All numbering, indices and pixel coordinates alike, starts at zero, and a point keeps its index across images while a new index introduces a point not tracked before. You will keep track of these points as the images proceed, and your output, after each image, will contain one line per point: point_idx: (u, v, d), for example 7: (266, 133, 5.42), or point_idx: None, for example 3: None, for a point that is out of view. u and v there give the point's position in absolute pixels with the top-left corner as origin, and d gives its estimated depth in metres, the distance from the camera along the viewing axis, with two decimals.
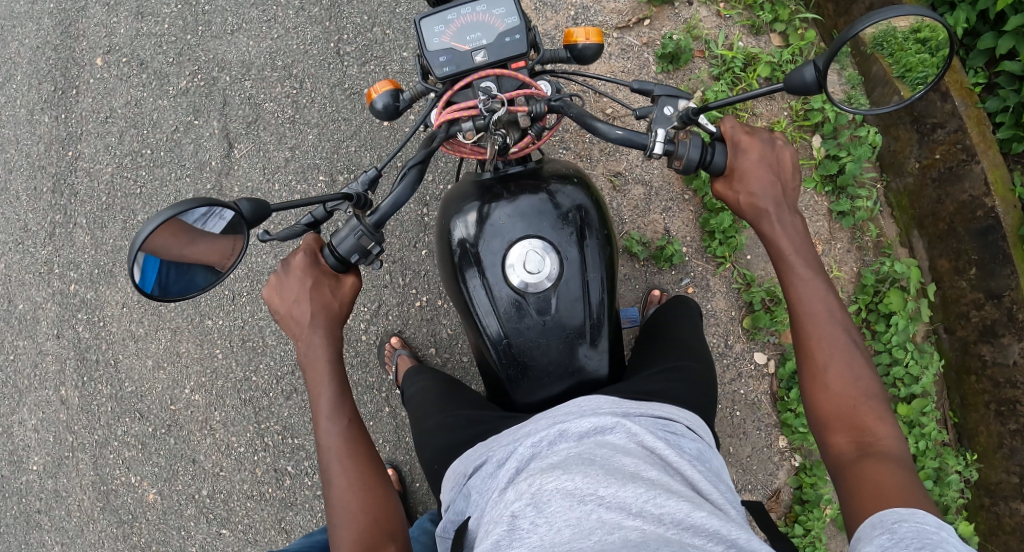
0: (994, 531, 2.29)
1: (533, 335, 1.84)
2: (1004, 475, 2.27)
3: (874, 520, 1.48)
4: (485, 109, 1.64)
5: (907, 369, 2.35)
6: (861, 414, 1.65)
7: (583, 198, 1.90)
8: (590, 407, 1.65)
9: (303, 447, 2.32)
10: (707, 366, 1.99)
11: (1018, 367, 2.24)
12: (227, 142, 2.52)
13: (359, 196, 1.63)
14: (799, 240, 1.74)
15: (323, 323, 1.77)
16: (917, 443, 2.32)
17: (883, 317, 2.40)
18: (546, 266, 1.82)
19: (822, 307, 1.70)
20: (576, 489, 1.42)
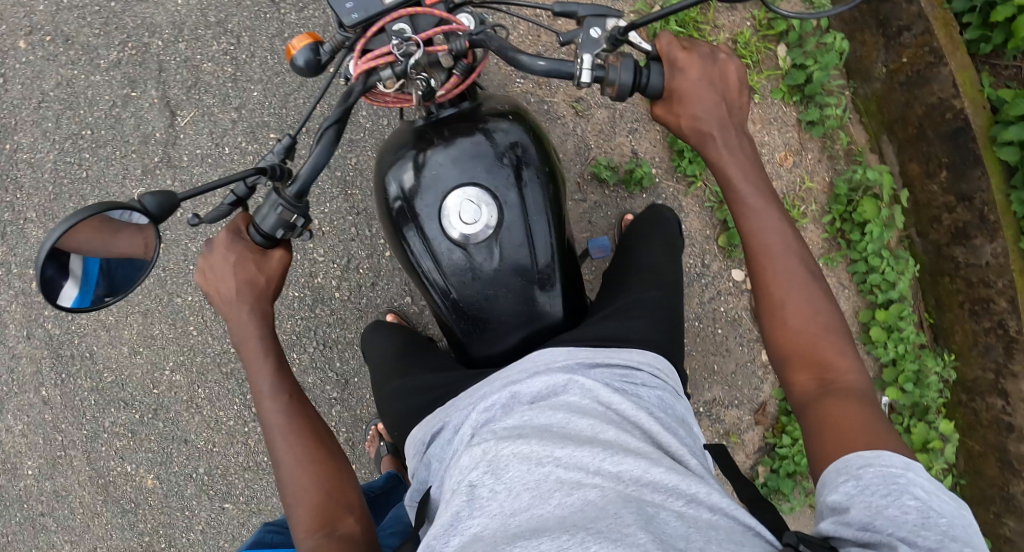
0: (973, 426, 2.34)
1: (482, 287, 1.80)
2: (980, 371, 2.33)
3: (838, 465, 1.44)
4: (401, 54, 1.54)
5: (884, 275, 2.37)
6: (820, 348, 1.59)
7: (521, 134, 1.81)
8: (545, 362, 1.66)
9: None
10: (668, 295, 1.94)
11: (991, 267, 2.28)
12: (169, 111, 2.40)
13: (274, 170, 1.48)
14: (751, 168, 1.65)
15: (251, 302, 1.66)
16: (897, 347, 2.35)
17: (857, 226, 2.40)
18: (485, 215, 1.74)
19: (775, 235, 1.63)
20: (534, 453, 1.47)
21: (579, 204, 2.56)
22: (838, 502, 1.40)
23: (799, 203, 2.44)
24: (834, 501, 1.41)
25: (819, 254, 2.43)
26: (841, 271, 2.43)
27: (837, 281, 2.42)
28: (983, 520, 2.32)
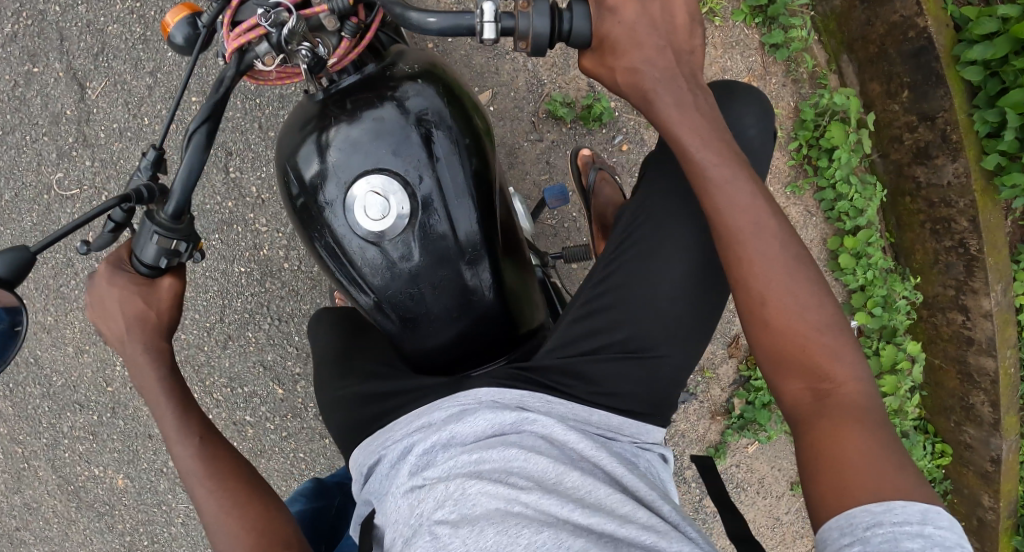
0: (933, 339, 2.42)
1: (405, 289, 1.50)
2: (940, 288, 2.37)
3: (840, 525, 1.14)
4: (271, 24, 1.25)
5: (852, 202, 2.35)
6: (816, 353, 1.26)
7: (438, 101, 1.50)
8: (488, 399, 1.43)
9: (256, 394, 2.30)
10: (688, 306, 1.52)
11: (952, 187, 2.27)
12: (77, 85, 2.16)
13: (138, 194, 1.23)
14: (707, 128, 1.31)
15: (143, 336, 1.39)
16: (865, 273, 2.37)
17: (825, 151, 2.35)
18: (396, 209, 1.44)
19: (749, 215, 1.28)
20: (496, 497, 1.27)
21: (535, 144, 2.45)
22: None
23: None
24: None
25: (786, 182, 2.39)
26: (808, 198, 2.40)
27: (804, 209, 2.40)
28: (945, 427, 2.42)
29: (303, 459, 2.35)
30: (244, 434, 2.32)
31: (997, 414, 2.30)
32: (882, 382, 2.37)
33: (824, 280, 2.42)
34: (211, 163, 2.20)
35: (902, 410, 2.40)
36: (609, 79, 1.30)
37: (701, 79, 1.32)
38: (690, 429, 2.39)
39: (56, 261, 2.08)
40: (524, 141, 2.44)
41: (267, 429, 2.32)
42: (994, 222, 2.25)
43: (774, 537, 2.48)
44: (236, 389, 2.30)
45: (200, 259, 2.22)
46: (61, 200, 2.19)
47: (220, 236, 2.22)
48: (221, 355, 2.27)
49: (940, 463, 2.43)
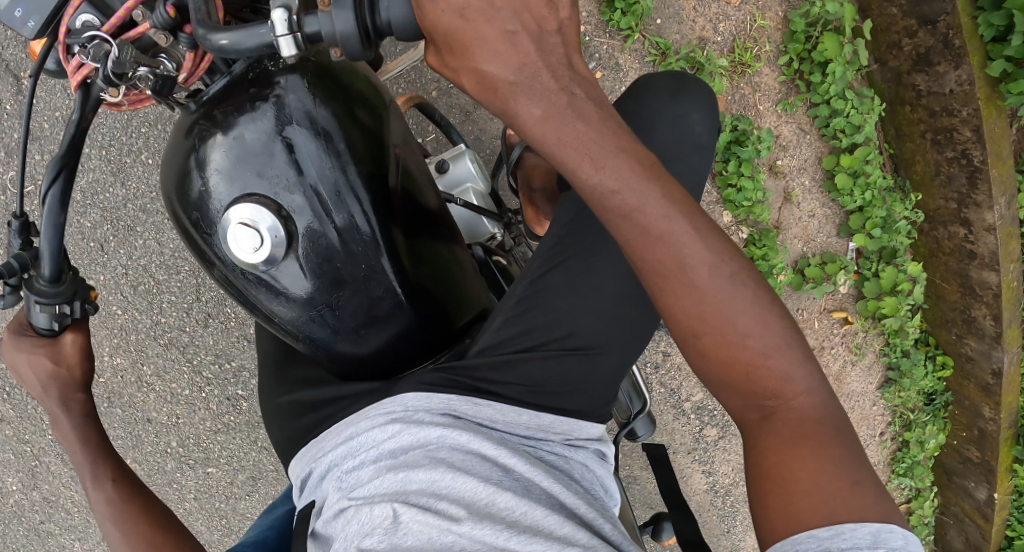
0: (933, 253, 2.29)
1: (302, 314, 1.28)
2: (942, 202, 2.21)
3: (785, 549, 1.03)
4: (93, 59, 1.07)
5: (848, 118, 1.99)
6: (759, 375, 1.11)
7: (309, 100, 1.23)
8: (416, 406, 1.29)
9: (244, 367, 2.09)
10: (627, 305, 1.36)
11: (955, 95, 2.08)
12: (12, 77, 2.02)
13: (10, 268, 1.13)
14: (613, 148, 1.05)
15: (53, 392, 1.29)
16: (864, 194, 2.05)
17: (818, 65, 1.97)
18: (272, 238, 1.19)
19: (669, 244, 1.07)
20: (426, 527, 1.15)
21: None
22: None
23: (751, 44, 1.97)
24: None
25: (775, 100, 2.00)
26: (800, 115, 2.02)
27: (797, 128, 2.01)
28: (946, 340, 2.35)
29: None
30: (238, 408, 2.14)
31: (999, 327, 2.23)
32: (880, 305, 2.13)
33: (819, 204, 2.07)
34: (161, 137, 1.93)
35: (902, 330, 2.26)
36: (461, 86, 1.04)
37: (580, 71, 1.04)
38: (686, 360, 2.08)
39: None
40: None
41: (262, 401, 2.13)
42: (998, 131, 2.08)
43: None
44: (224, 364, 2.09)
45: (166, 241, 1.99)
46: (19, 198, 2.08)
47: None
48: (204, 334, 2.06)
49: (941, 375, 2.39)
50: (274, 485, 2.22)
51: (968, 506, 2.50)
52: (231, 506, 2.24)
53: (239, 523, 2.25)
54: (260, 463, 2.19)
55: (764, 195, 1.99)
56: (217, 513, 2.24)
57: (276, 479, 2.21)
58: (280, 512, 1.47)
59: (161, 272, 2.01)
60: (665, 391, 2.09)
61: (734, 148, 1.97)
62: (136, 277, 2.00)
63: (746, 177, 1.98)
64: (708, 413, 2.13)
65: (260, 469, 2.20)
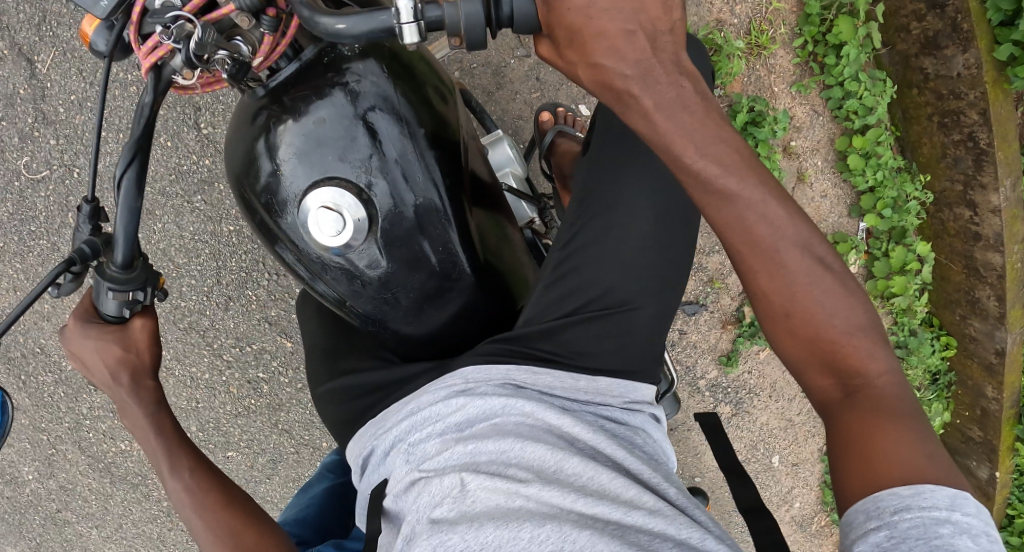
0: (938, 235, 2.32)
1: (375, 296, 1.29)
2: (948, 184, 2.24)
3: (866, 508, 1.03)
4: (174, 40, 1.05)
5: (861, 100, 2.01)
6: (842, 352, 1.12)
7: (386, 85, 1.24)
8: (477, 378, 1.31)
9: (265, 349, 2.09)
10: (667, 266, 1.38)
11: (963, 79, 2.12)
12: (25, 61, 1.89)
13: (83, 254, 1.14)
14: (704, 131, 1.07)
15: (125, 378, 1.30)
16: (876, 174, 2.07)
17: (833, 47, 1.99)
18: (354, 221, 1.19)
19: (764, 226, 1.11)
20: (496, 493, 1.18)
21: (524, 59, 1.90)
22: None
23: (767, 26, 1.99)
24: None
25: (791, 81, 2.03)
26: (814, 97, 2.04)
27: (810, 109, 2.04)
28: (949, 321, 2.39)
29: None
30: (259, 391, 2.13)
31: (1002, 308, 2.26)
32: (890, 285, 2.16)
33: (830, 183, 2.10)
34: (180, 120, 1.90)
35: (911, 310, 2.35)
36: (577, 79, 1.05)
37: (684, 63, 1.06)
38: (701, 339, 2.12)
39: (43, 247, 1.98)
40: (510, 59, 1.89)
41: (282, 384, 2.14)
42: (1005, 114, 2.11)
43: (786, 437, 2.25)
44: (244, 347, 2.09)
45: (186, 223, 1.97)
46: (32, 184, 1.95)
47: (204, 197, 1.96)
48: (225, 318, 2.05)
49: (944, 355, 2.43)
50: (294, 469, 2.22)
51: (970, 485, 2.56)
52: (250, 490, 2.23)
53: (259, 507, 2.25)
54: (280, 447, 2.19)
55: (778, 176, 2.03)
56: None
57: (296, 462, 2.21)
58: (319, 488, 1.58)
59: (181, 256, 1.99)
60: (681, 368, 2.14)
61: (750, 130, 2.00)
62: (156, 261, 1.99)
63: (762, 158, 2.02)
64: (722, 390, 2.17)
65: (280, 452, 2.20)
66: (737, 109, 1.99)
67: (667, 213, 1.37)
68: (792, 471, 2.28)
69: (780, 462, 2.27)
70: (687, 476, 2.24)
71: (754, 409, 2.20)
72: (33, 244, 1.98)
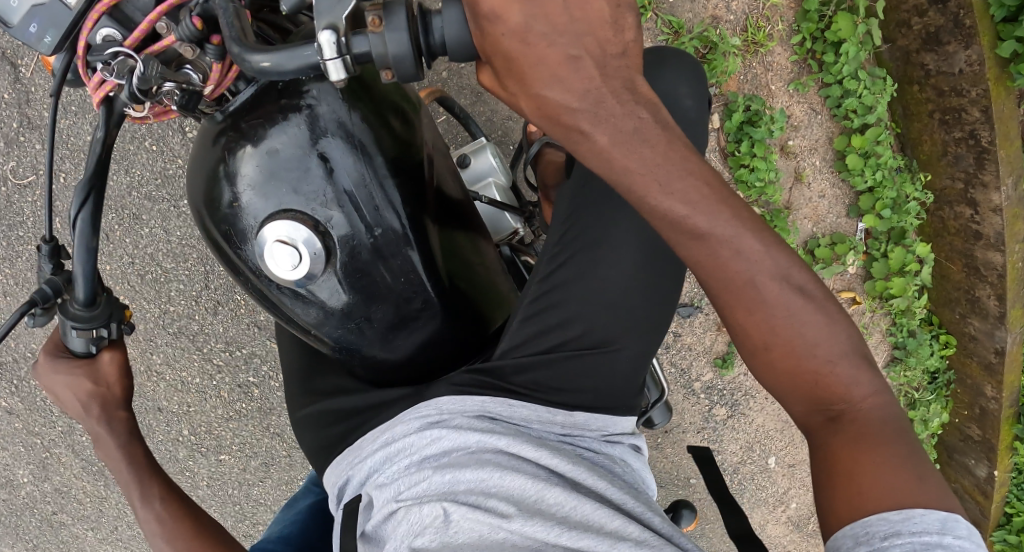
0: (938, 234, 2.29)
1: (339, 325, 1.26)
2: (948, 182, 2.21)
3: (856, 532, 1.03)
4: (116, 76, 1.02)
5: (861, 98, 1.97)
6: (825, 382, 1.10)
7: (341, 109, 1.19)
8: (452, 410, 1.27)
9: (255, 354, 2.08)
10: (645, 301, 1.34)
11: (965, 75, 2.07)
12: (8, 65, 1.86)
13: (44, 295, 1.11)
14: (669, 167, 1.02)
15: (96, 411, 1.26)
16: (874, 175, 2.03)
17: (831, 44, 1.95)
18: (311, 255, 1.15)
19: (739, 263, 1.06)
20: (478, 525, 1.16)
21: None
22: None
23: (764, 23, 1.95)
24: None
25: (788, 80, 1.99)
26: (812, 95, 2.00)
27: (808, 108, 2.00)
28: (949, 319, 2.36)
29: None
30: (250, 395, 2.11)
31: (1003, 308, 2.23)
32: (889, 286, 2.12)
33: (828, 183, 2.07)
34: (164, 124, 1.88)
35: (909, 310, 2.31)
36: (519, 110, 1.01)
37: (641, 91, 1.00)
38: (696, 341, 2.09)
39: (31, 253, 1.95)
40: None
41: (273, 388, 2.12)
42: (1007, 112, 2.07)
43: (782, 438, 2.23)
44: (234, 351, 2.07)
45: (172, 229, 1.95)
46: (19, 190, 1.93)
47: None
48: (214, 322, 2.03)
49: (944, 354, 2.40)
50: (287, 471, 2.20)
51: (968, 483, 2.54)
52: (244, 493, 2.21)
53: (253, 509, 2.23)
54: (272, 450, 2.17)
55: (775, 176, 1.99)
56: (230, 499, 2.22)
57: (289, 465, 2.19)
58: (304, 505, 1.59)
59: (169, 261, 1.97)
60: (676, 370, 2.11)
61: (746, 130, 1.97)
62: (143, 265, 1.97)
63: (759, 158, 1.98)
64: (717, 393, 2.14)
65: (272, 455, 2.18)
66: (732, 108, 1.96)
67: (654, 255, 1.33)
68: (788, 472, 2.26)
69: (777, 463, 2.25)
70: (682, 477, 2.22)
71: (749, 410, 2.18)
72: (21, 250, 1.95)
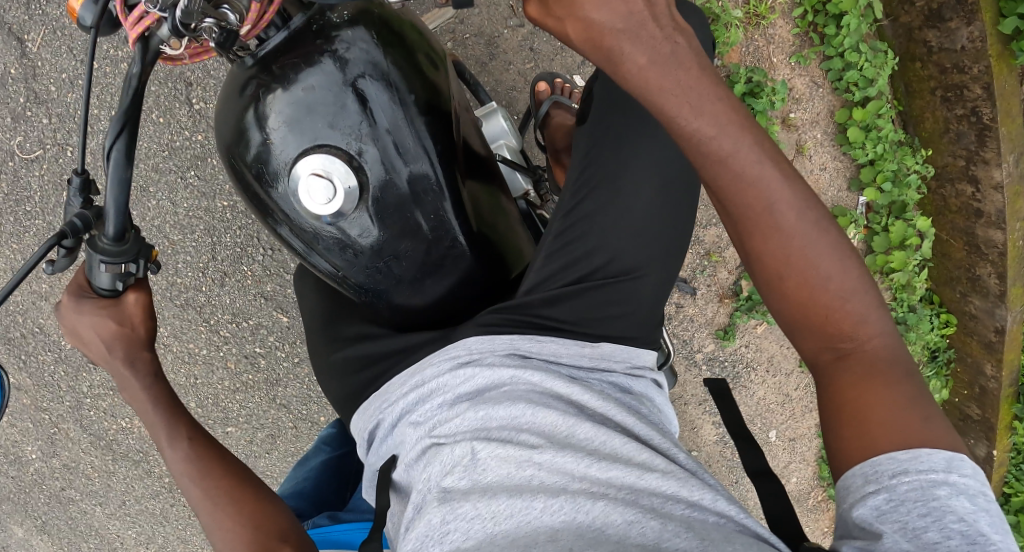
0: (940, 211, 2.30)
1: (368, 264, 1.26)
2: (950, 159, 2.22)
3: (865, 470, 1.01)
4: (161, 8, 1.00)
5: (862, 71, 2.00)
6: (835, 315, 1.10)
7: (375, 51, 1.20)
8: (482, 349, 1.23)
9: (262, 325, 1.97)
10: (664, 227, 1.30)
11: (967, 52, 2.08)
12: (15, 40, 1.75)
13: (74, 227, 1.07)
14: (699, 88, 1.06)
15: (120, 352, 1.24)
16: (876, 148, 2.05)
17: (833, 17, 1.97)
18: (345, 189, 1.16)
19: (763, 184, 1.08)
20: (506, 462, 1.10)
21: (516, 30, 1.89)
22: (867, 521, 0.99)
23: None
24: (861, 519, 0.99)
25: (790, 52, 2.01)
26: (814, 68, 2.02)
27: (810, 81, 2.02)
28: (950, 298, 2.38)
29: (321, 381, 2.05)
30: (256, 366, 2.00)
31: (1003, 286, 2.25)
32: (889, 260, 2.14)
33: (829, 157, 2.09)
34: (171, 96, 1.78)
35: (909, 285, 2.33)
36: (566, 37, 1.06)
37: (677, 18, 1.06)
38: (698, 313, 2.11)
39: (39, 228, 1.85)
40: (503, 29, 1.88)
41: (279, 359, 2.01)
42: (1009, 89, 2.08)
43: (783, 412, 2.25)
44: (241, 322, 1.96)
45: (179, 200, 1.85)
46: (26, 163, 1.82)
47: (197, 172, 1.84)
48: (221, 293, 1.92)
49: (944, 332, 2.41)
50: (293, 443, 2.09)
51: None
52: (247, 466, 2.11)
53: (260, 483, 2.12)
54: (278, 422, 2.07)
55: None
56: None
57: (295, 436, 2.09)
58: (316, 461, 1.57)
59: (176, 232, 1.86)
60: (678, 342, 2.13)
61: (747, 102, 1.99)
62: (150, 238, 1.86)
63: (759, 131, 2.00)
64: (719, 364, 2.16)
65: (278, 427, 2.07)
66: (735, 79, 1.98)
67: (678, 189, 1.30)
68: (789, 446, 2.28)
69: (777, 436, 2.27)
70: (684, 450, 2.24)
71: (750, 383, 2.20)
72: (29, 224, 1.84)
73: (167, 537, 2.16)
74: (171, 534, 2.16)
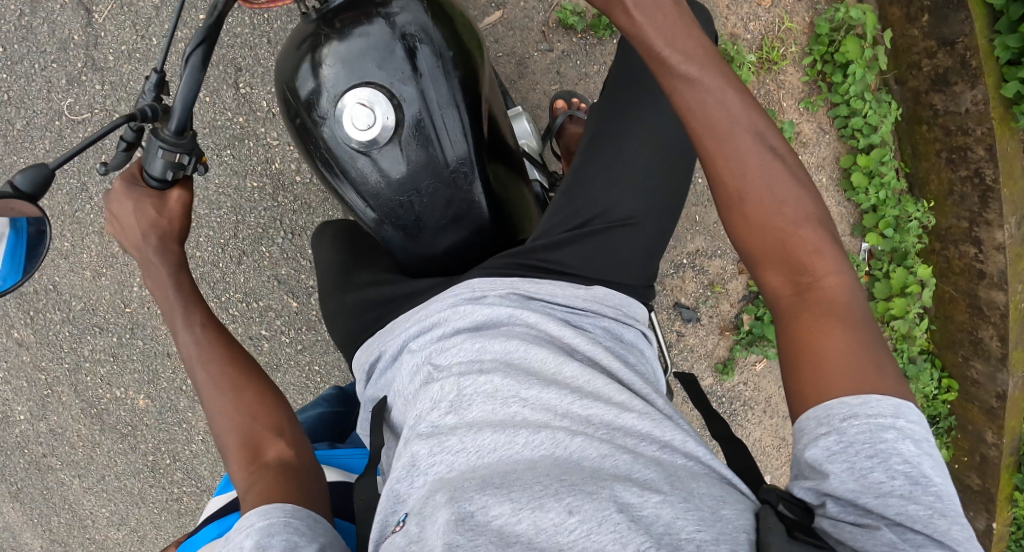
0: (944, 272, 2.28)
1: (393, 195, 1.31)
2: (954, 221, 2.20)
3: (818, 414, 1.02)
4: None
5: (866, 119, 2.08)
6: (793, 243, 1.11)
7: (425, 20, 1.28)
8: (484, 289, 1.23)
9: (271, 306, 2.00)
10: (656, 184, 1.33)
11: (971, 115, 2.09)
12: (83, 10, 1.82)
13: (144, 113, 1.12)
14: (672, 25, 1.13)
15: (154, 241, 1.30)
16: (877, 193, 2.14)
17: (840, 67, 2.07)
18: (383, 122, 1.25)
19: (720, 111, 1.12)
20: (493, 399, 1.10)
21: (546, 55, 1.99)
22: (817, 460, 1.00)
23: (778, 44, 2.08)
24: (811, 459, 1.00)
25: (798, 98, 2.11)
26: (821, 115, 2.12)
27: (817, 126, 2.12)
28: (952, 363, 2.36)
29: (319, 372, 2.05)
30: (259, 349, 2.02)
31: (1004, 349, 2.23)
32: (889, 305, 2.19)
33: (833, 201, 2.18)
34: (220, 77, 1.87)
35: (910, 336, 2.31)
36: None
37: None
38: (698, 344, 2.12)
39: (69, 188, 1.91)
40: (534, 52, 1.98)
41: (282, 343, 2.02)
42: (1011, 151, 2.09)
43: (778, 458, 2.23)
44: (251, 302, 1.99)
45: (212, 175, 1.91)
46: (72, 125, 1.85)
47: (233, 152, 1.90)
48: (236, 271, 1.96)
49: (945, 398, 2.39)
50: None
51: None
52: None
53: None
54: None
55: None
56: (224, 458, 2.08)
57: None
58: (314, 412, 1.54)
59: (202, 207, 1.92)
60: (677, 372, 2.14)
61: None
62: None
63: None
64: (713, 399, 2.17)
65: None
66: None
67: (666, 147, 1.33)
68: None
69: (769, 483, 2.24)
70: None
71: (745, 422, 2.19)
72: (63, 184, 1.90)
73: (140, 519, 2.13)
74: (143, 517, 2.13)
